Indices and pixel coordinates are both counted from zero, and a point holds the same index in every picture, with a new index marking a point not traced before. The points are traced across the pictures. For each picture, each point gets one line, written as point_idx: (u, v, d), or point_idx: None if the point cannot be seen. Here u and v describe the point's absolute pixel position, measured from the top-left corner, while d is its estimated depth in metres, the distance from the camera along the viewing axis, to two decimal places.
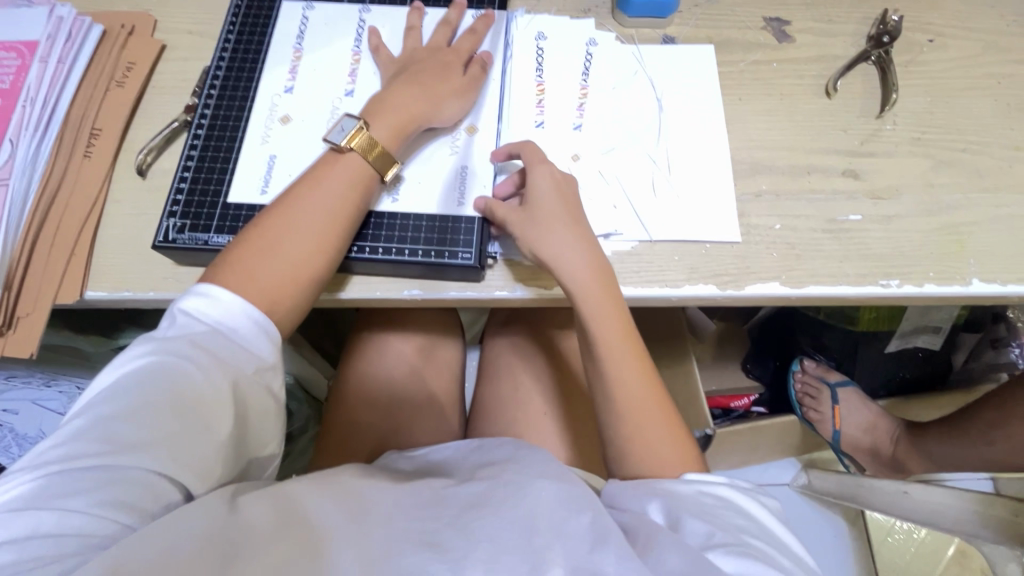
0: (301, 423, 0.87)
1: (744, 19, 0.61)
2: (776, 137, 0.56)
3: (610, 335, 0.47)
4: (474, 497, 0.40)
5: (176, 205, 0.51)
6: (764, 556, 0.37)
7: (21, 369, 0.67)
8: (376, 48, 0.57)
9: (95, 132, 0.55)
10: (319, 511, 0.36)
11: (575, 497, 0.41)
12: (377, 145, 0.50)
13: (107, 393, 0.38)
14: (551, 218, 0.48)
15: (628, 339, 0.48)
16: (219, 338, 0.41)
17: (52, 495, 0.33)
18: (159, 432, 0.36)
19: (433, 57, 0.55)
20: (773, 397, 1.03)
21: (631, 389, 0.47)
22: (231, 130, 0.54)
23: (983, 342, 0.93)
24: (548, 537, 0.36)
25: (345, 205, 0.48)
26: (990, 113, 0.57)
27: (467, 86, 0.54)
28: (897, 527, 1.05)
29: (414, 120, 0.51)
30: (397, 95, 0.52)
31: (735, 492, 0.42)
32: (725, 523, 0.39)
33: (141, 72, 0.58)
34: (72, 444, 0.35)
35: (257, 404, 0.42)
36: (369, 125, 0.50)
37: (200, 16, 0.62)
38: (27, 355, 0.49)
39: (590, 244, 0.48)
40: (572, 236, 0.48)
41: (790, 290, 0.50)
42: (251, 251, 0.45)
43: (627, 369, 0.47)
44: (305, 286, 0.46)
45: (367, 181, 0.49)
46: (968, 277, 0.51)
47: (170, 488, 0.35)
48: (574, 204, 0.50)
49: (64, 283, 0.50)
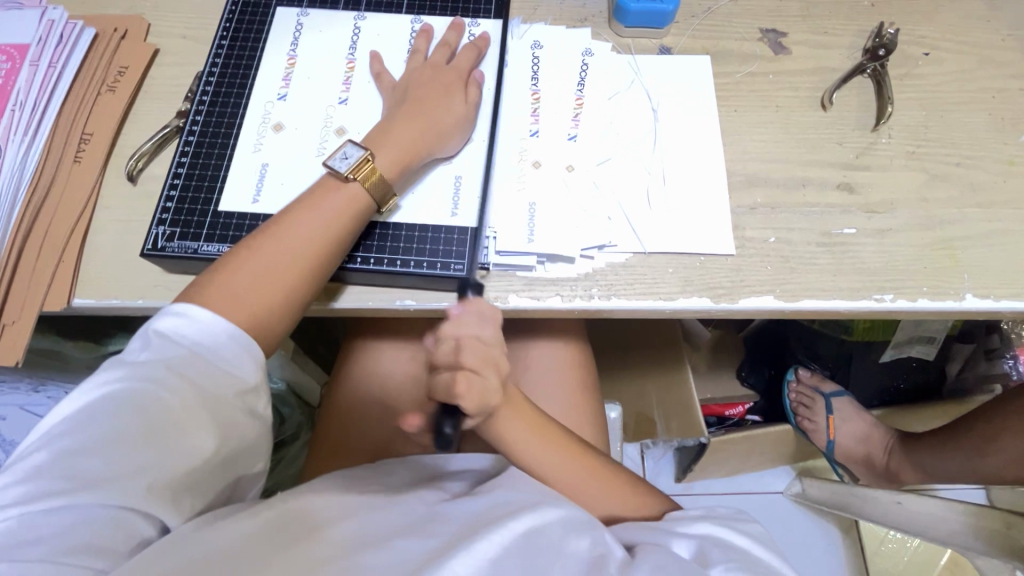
0: (293, 430, 0.85)
1: (739, 30, 0.61)
2: (772, 150, 0.56)
3: (547, 457, 0.50)
4: (467, 518, 0.41)
5: (166, 213, 0.51)
6: (747, 561, 0.40)
7: (7, 375, 0.65)
8: (378, 74, 0.56)
9: (85, 137, 0.54)
10: (334, 534, 0.37)
11: (579, 521, 0.41)
12: (377, 172, 0.49)
13: (72, 425, 0.37)
14: (463, 357, 0.44)
15: (553, 438, 0.50)
16: (196, 361, 0.40)
17: (14, 544, 0.33)
18: (130, 464, 0.36)
19: (435, 81, 0.54)
20: (768, 406, 1.03)
21: (567, 468, 0.50)
22: (223, 138, 0.54)
23: (977, 353, 0.93)
24: (548, 556, 0.37)
25: (335, 230, 0.47)
26: (983, 128, 0.57)
27: (466, 114, 0.53)
28: (890, 536, 1.04)
29: (417, 154, 0.51)
30: (395, 118, 0.52)
31: (715, 525, 0.44)
32: (728, 554, 0.41)
33: (132, 76, 0.57)
34: (32, 483, 0.35)
35: (239, 427, 0.41)
36: (375, 155, 0.50)
37: (194, 21, 0.61)
38: (13, 364, 0.48)
39: (507, 364, 0.47)
40: (491, 374, 0.45)
41: (784, 303, 0.50)
42: (236, 271, 0.45)
43: (577, 484, 0.50)
44: (292, 309, 0.46)
45: (362, 205, 0.49)
46: (961, 292, 0.50)
47: (143, 523, 0.36)
48: (494, 363, 0.46)
49: (49, 290, 0.49)
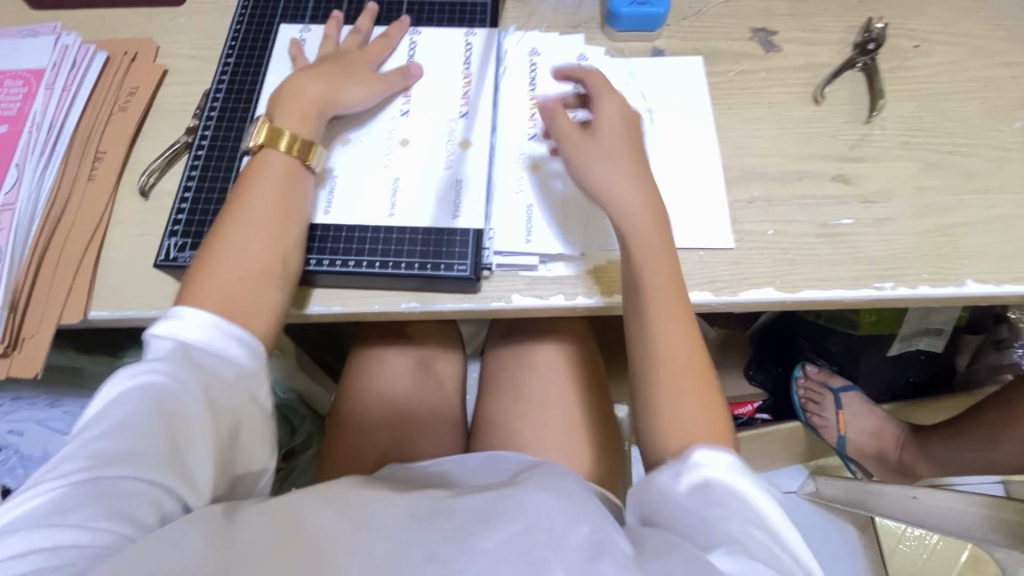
0: (304, 439, 0.86)
1: (730, 30, 0.63)
2: (765, 145, 0.57)
3: (670, 332, 0.45)
4: (471, 510, 0.38)
5: (177, 225, 0.52)
6: (765, 539, 0.37)
7: (26, 391, 0.68)
8: (295, 56, 0.58)
9: (99, 155, 0.56)
10: (323, 528, 0.36)
11: (572, 509, 0.39)
12: (281, 134, 0.50)
13: (93, 412, 0.38)
14: (597, 89, 0.52)
15: (669, 293, 0.46)
16: (201, 351, 0.41)
17: (48, 513, 0.33)
18: (148, 447, 0.37)
19: (341, 57, 0.56)
20: (778, 406, 1.04)
21: (677, 343, 0.45)
22: (230, 150, 0.55)
23: (986, 343, 0.91)
24: (547, 547, 0.35)
25: (281, 206, 0.48)
26: (976, 116, 0.58)
27: (377, 81, 0.56)
28: (908, 534, 1.03)
29: (319, 109, 0.52)
30: (301, 86, 0.53)
31: (739, 490, 0.39)
32: (740, 536, 0.37)
33: (143, 96, 0.59)
34: (62, 464, 0.36)
35: (247, 416, 0.43)
36: (274, 120, 0.51)
37: (201, 41, 0.63)
38: (33, 376, 0.49)
39: (636, 160, 0.50)
40: (627, 140, 0.50)
41: (784, 294, 0.51)
42: (202, 268, 0.45)
43: (681, 364, 0.45)
44: (258, 280, 0.45)
45: (302, 180, 0.50)
46: (962, 278, 0.51)
47: (166, 500, 0.37)
48: (635, 138, 0.51)
49: (67, 303, 0.51)
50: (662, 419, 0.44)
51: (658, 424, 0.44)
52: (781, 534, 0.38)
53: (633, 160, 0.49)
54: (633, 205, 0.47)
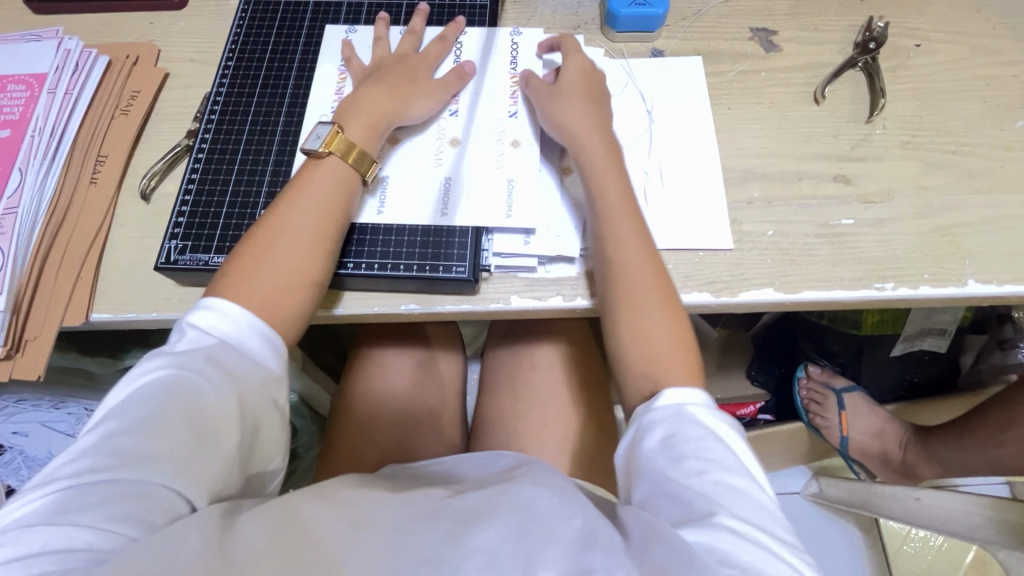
0: (307, 440, 0.88)
1: (730, 30, 0.62)
2: (765, 145, 0.57)
3: (627, 247, 0.48)
4: (466, 509, 0.38)
5: (178, 227, 0.52)
6: (737, 512, 0.37)
7: (30, 393, 0.68)
8: (349, 58, 0.59)
9: (101, 158, 0.56)
10: (321, 525, 0.35)
11: (566, 502, 0.39)
12: (354, 147, 0.51)
13: (117, 408, 0.39)
14: (566, 50, 0.57)
15: (624, 210, 0.49)
16: (227, 351, 0.42)
17: (64, 510, 0.33)
18: (164, 445, 0.37)
19: (402, 64, 0.57)
20: (779, 406, 1.04)
21: (635, 256, 0.48)
22: (231, 153, 0.56)
23: (991, 343, 0.90)
24: (540, 540, 0.35)
25: (330, 212, 0.48)
26: (978, 115, 0.57)
27: (441, 91, 0.56)
28: (913, 535, 1.03)
29: (384, 119, 0.53)
30: (366, 96, 0.53)
31: (712, 466, 0.39)
32: (713, 511, 0.37)
33: (145, 100, 0.59)
34: (82, 461, 0.36)
35: (263, 418, 0.43)
36: (344, 128, 0.52)
37: (202, 44, 0.64)
38: (35, 378, 0.50)
39: (597, 104, 0.54)
40: (590, 91, 0.55)
41: (784, 295, 0.50)
42: (246, 260, 0.46)
43: (641, 276, 0.48)
44: (298, 286, 0.46)
45: (351, 186, 0.50)
46: (963, 278, 0.50)
47: (178, 502, 0.36)
48: (597, 90, 0.55)
49: (69, 307, 0.51)
50: (624, 325, 0.47)
51: (622, 332, 0.47)
52: (756, 510, 0.38)
53: (592, 101, 0.54)
54: (590, 143, 0.52)
